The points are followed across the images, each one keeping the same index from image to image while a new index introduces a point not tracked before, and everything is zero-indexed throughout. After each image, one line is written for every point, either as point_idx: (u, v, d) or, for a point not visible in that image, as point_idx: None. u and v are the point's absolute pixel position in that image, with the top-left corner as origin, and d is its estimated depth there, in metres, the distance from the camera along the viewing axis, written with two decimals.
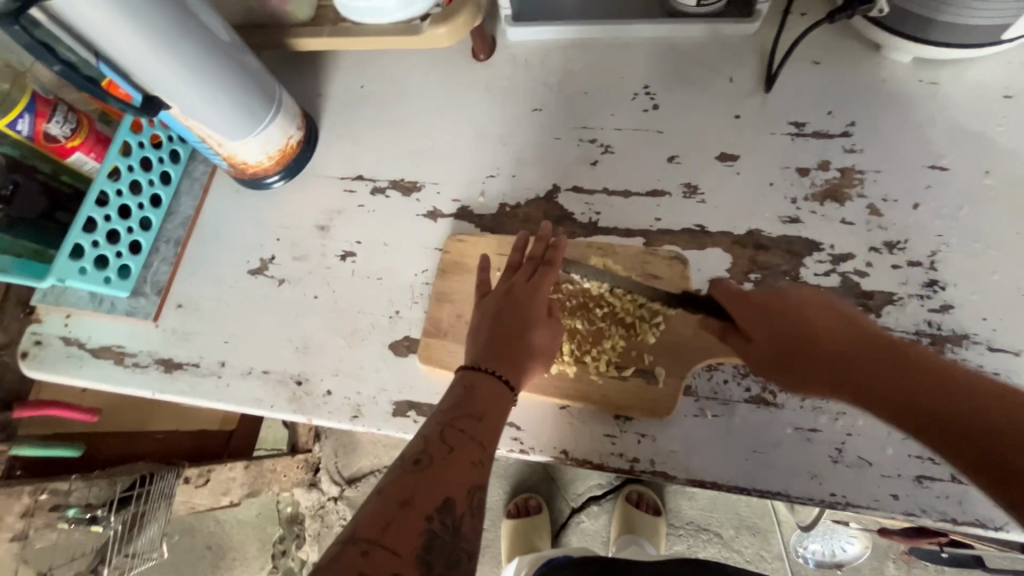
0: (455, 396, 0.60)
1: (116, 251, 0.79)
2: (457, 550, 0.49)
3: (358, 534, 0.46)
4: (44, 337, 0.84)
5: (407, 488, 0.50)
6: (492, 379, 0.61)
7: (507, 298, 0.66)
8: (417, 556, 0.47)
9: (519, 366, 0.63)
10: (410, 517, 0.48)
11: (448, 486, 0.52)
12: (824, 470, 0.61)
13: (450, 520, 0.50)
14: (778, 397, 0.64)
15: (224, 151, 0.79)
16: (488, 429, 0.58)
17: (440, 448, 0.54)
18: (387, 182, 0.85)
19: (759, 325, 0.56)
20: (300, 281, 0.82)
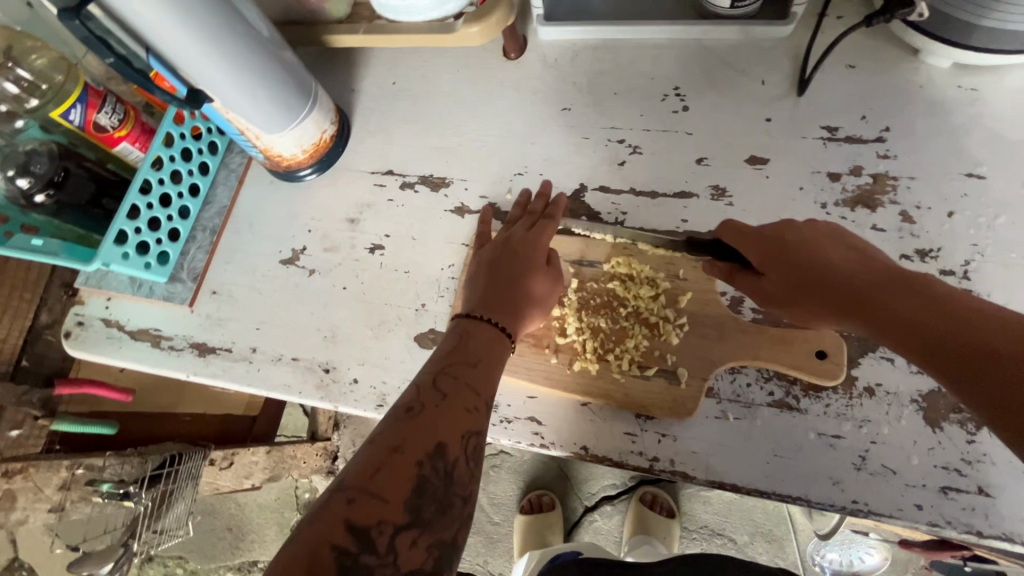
0: (451, 343, 0.62)
1: (156, 238, 0.82)
2: (451, 496, 0.51)
3: (346, 481, 0.49)
4: (86, 318, 0.88)
5: (398, 435, 0.52)
6: (489, 327, 0.64)
7: (506, 251, 0.69)
8: (406, 503, 0.49)
9: (515, 315, 0.66)
10: (399, 463, 0.50)
11: (440, 431, 0.53)
12: (846, 478, 0.61)
13: (443, 465, 0.52)
14: (802, 401, 0.64)
15: (261, 144, 0.81)
16: (483, 373, 0.60)
17: (433, 395, 0.56)
18: (416, 178, 0.87)
19: (772, 261, 0.59)
20: (330, 272, 0.84)
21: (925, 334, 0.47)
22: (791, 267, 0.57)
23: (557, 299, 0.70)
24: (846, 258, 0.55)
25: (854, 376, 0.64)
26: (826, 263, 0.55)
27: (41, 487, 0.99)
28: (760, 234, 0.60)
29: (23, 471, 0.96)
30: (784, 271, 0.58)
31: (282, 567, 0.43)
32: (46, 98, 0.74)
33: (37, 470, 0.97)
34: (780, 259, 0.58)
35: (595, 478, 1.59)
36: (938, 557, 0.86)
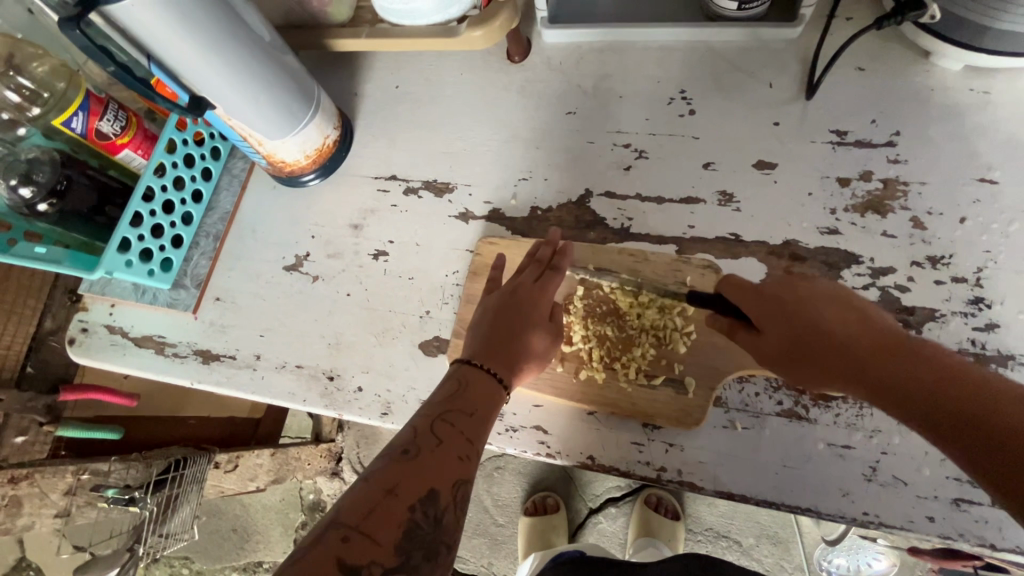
0: (449, 389, 0.61)
1: (159, 245, 0.82)
2: (438, 544, 0.49)
3: (339, 519, 0.47)
4: (90, 325, 0.88)
5: (392, 477, 0.50)
6: (487, 377, 0.62)
7: (512, 298, 0.67)
8: (398, 547, 0.47)
9: (514, 366, 0.64)
10: (392, 506, 0.48)
11: (434, 479, 0.51)
12: (856, 488, 0.60)
13: (432, 511, 0.50)
14: (811, 411, 0.63)
15: (263, 150, 0.81)
16: (478, 424, 0.58)
17: (429, 440, 0.54)
18: (420, 183, 0.86)
19: (771, 319, 0.56)
20: (334, 278, 0.83)
21: (932, 407, 0.44)
22: (790, 326, 0.55)
23: (556, 353, 0.68)
24: (844, 322, 0.52)
25: None
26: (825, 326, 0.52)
27: (47, 492, 0.99)
28: (759, 291, 0.58)
29: (29, 476, 0.95)
30: (781, 330, 0.55)
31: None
32: (48, 106, 0.73)
33: (44, 475, 0.97)
34: (777, 318, 0.56)
35: (600, 480, 1.59)
36: (948, 564, 0.86)
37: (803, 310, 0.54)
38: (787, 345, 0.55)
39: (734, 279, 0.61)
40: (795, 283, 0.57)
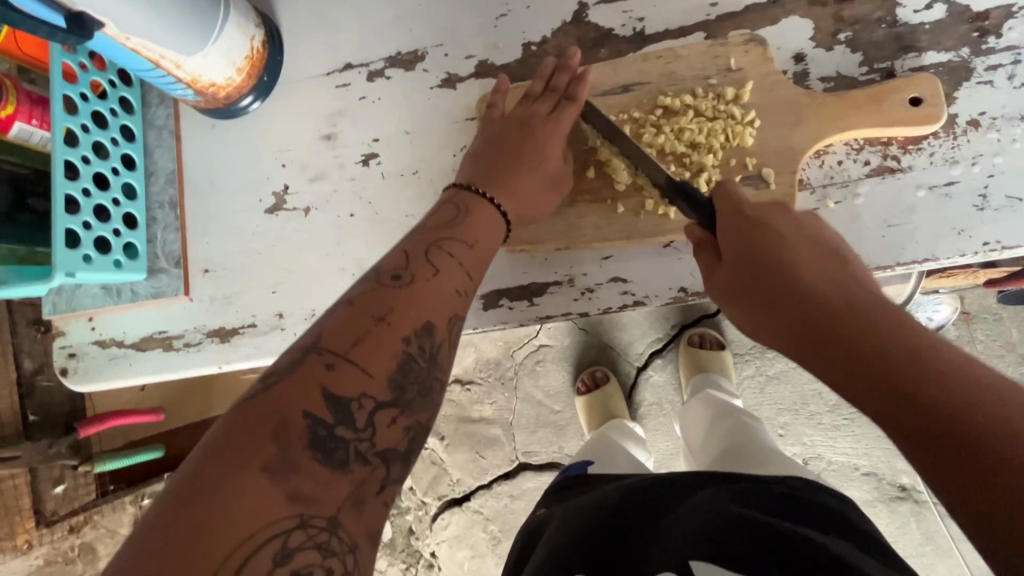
0: (448, 215, 0.53)
1: (113, 229, 0.68)
2: (434, 379, 0.42)
3: (322, 344, 0.39)
4: (77, 348, 0.76)
5: (385, 303, 0.43)
6: (488, 205, 0.56)
7: (517, 123, 0.61)
8: (391, 380, 0.40)
9: (520, 196, 0.58)
10: (385, 335, 0.41)
11: (430, 311, 0.44)
12: (971, 223, 0.56)
13: (429, 345, 0.43)
14: (902, 160, 0.58)
15: (185, 75, 0.64)
16: (477, 257, 0.51)
17: (425, 268, 0.47)
18: (382, 62, 0.72)
19: (736, 245, 0.49)
20: (327, 204, 0.72)
21: (852, 355, 0.38)
22: (747, 254, 0.48)
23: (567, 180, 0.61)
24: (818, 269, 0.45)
25: (954, 116, 0.57)
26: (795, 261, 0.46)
27: (116, 529, 0.96)
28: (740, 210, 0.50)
29: (89, 521, 0.95)
30: (740, 255, 0.49)
31: (243, 428, 0.35)
32: None
33: (105, 516, 0.95)
34: (746, 240, 0.49)
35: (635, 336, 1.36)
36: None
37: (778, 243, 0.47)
38: (745, 273, 0.48)
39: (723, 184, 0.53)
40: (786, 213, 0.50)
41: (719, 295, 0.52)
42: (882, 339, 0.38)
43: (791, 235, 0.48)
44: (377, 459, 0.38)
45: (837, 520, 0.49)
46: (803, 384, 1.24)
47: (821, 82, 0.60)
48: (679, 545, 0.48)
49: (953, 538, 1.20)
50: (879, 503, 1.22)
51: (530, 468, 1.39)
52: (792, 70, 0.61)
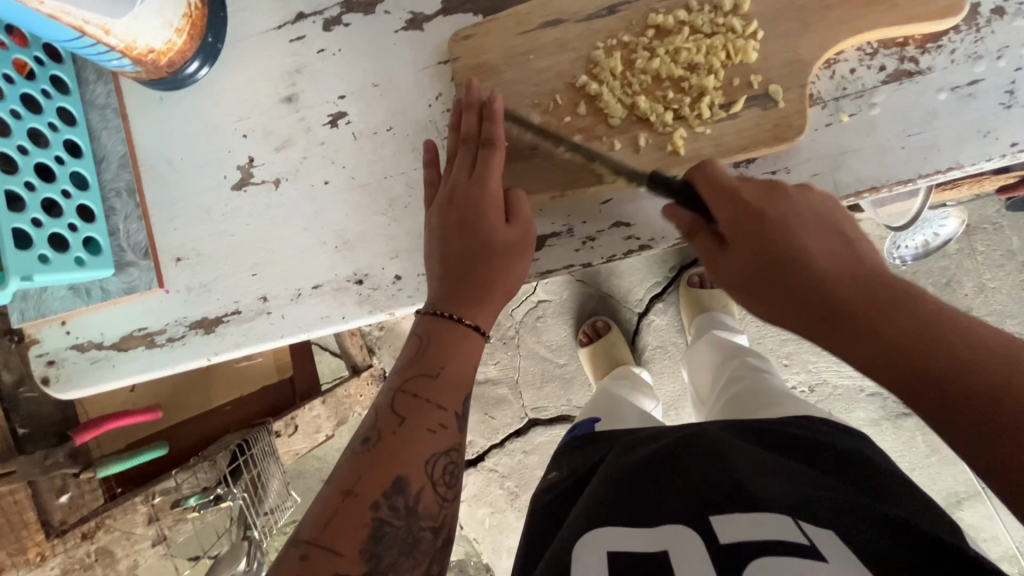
0: (411, 348, 0.50)
1: (68, 225, 0.62)
2: (417, 532, 0.44)
3: (300, 533, 0.42)
4: (55, 354, 0.72)
5: (353, 473, 0.44)
6: (455, 324, 0.50)
7: (451, 213, 0.54)
8: (363, 551, 0.42)
9: (484, 292, 0.51)
10: (354, 508, 0.42)
11: (399, 466, 0.44)
12: (997, 123, 0.52)
13: (402, 502, 0.43)
14: (921, 61, 0.53)
15: (117, 42, 0.57)
16: (446, 385, 0.48)
17: (390, 421, 0.46)
18: (338, 8, 0.65)
19: (744, 231, 0.47)
20: (298, 173, 0.66)
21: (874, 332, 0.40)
22: (758, 248, 0.47)
23: (522, 258, 0.53)
24: (826, 247, 0.45)
25: (975, 5, 0.52)
26: (806, 247, 0.45)
27: (131, 530, 0.94)
28: (740, 195, 0.48)
29: (102, 525, 0.90)
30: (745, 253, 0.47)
31: None
32: None
33: (117, 519, 0.91)
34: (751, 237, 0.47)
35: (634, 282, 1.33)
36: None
37: (784, 233, 0.46)
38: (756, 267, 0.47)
39: (708, 165, 0.50)
40: (782, 187, 0.48)
41: (726, 286, 0.49)
42: (900, 321, 0.39)
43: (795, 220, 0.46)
44: None
45: (853, 464, 0.54)
46: None
47: None
48: (707, 502, 0.49)
49: None
50: (884, 421, 1.23)
51: (541, 424, 1.38)
52: None
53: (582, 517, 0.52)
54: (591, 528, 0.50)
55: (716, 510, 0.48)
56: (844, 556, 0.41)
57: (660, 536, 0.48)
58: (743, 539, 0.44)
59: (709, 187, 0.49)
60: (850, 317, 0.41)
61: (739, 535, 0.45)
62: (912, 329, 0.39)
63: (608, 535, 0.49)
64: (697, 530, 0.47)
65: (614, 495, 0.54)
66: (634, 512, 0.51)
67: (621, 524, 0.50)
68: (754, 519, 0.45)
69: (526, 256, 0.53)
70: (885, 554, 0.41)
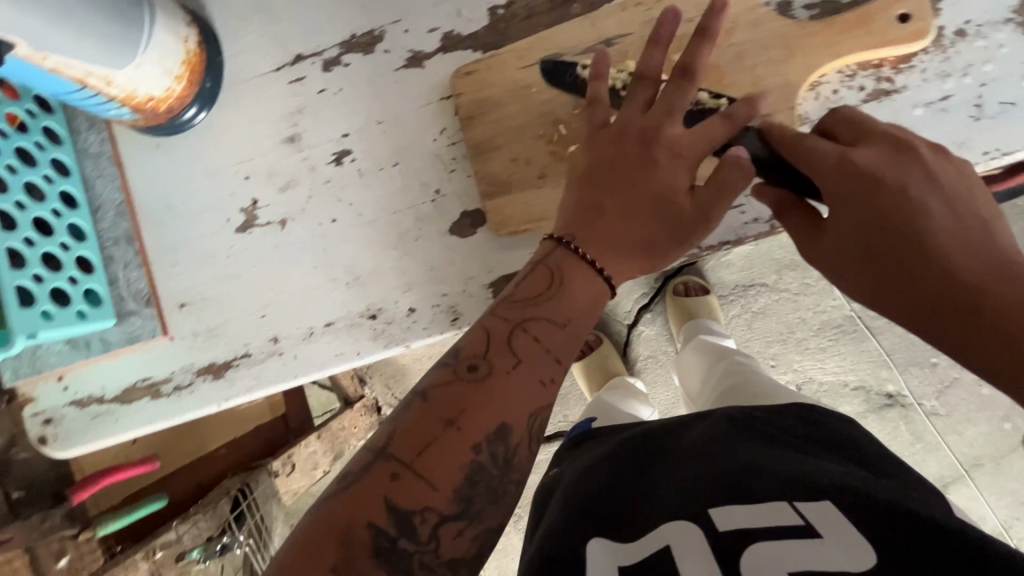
0: (536, 285, 0.48)
1: (68, 278, 0.61)
2: (506, 485, 0.42)
3: (390, 449, 0.40)
4: (52, 412, 0.69)
5: (456, 403, 0.42)
6: (584, 268, 0.49)
7: (635, 152, 0.52)
8: (455, 492, 0.40)
9: (626, 251, 0.50)
10: (453, 441, 0.41)
11: (503, 410, 0.43)
12: (969, 135, 0.56)
13: (502, 451, 0.42)
14: (896, 80, 0.57)
15: (118, 92, 0.56)
16: (569, 337, 0.47)
17: (504, 358, 0.44)
18: (337, 48, 0.66)
19: (849, 216, 0.46)
20: (305, 212, 0.66)
21: (943, 289, 0.43)
22: (866, 219, 0.45)
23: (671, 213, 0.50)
24: (945, 231, 0.44)
25: (940, 28, 0.57)
26: (919, 226, 0.44)
27: None
28: (841, 179, 0.46)
29: None
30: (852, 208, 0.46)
31: (306, 549, 0.36)
32: None
33: None
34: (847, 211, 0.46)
35: (622, 294, 1.36)
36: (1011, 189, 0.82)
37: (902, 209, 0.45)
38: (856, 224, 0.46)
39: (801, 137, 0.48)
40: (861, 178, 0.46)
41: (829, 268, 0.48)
42: (988, 275, 0.42)
43: (901, 193, 0.45)
44: (444, 569, 0.39)
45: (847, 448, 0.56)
46: (789, 314, 1.26)
47: (805, 10, 0.58)
48: (698, 490, 0.50)
49: (940, 434, 1.26)
50: (869, 414, 1.27)
51: None
52: None
53: (578, 514, 0.53)
54: (596, 537, 0.50)
55: (715, 501, 0.48)
56: (843, 534, 0.42)
57: (653, 536, 0.47)
58: (744, 527, 0.45)
59: (798, 152, 0.48)
60: (969, 302, 0.41)
61: (739, 522, 0.45)
62: (971, 283, 0.42)
63: (607, 544, 0.48)
64: (698, 523, 0.46)
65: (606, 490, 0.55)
66: (639, 516, 0.51)
67: (612, 533, 0.50)
68: (754, 513, 0.45)
69: (682, 239, 0.50)
70: (869, 521, 0.42)
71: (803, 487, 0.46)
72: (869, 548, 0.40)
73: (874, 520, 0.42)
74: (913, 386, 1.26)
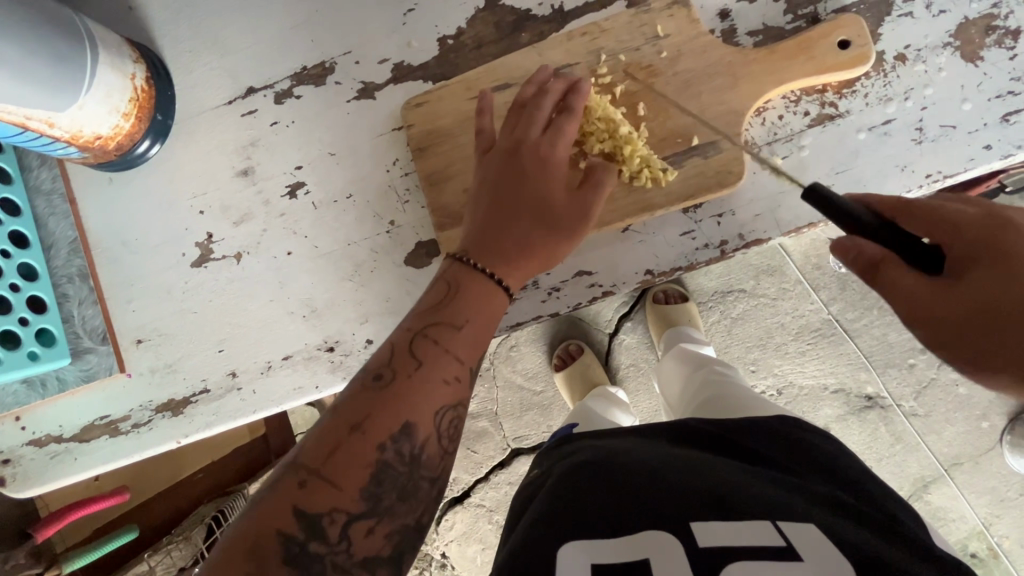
0: (437, 294, 0.47)
1: (19, 320, 0.61)
2: (416, 480, 0.41)
3: (300, 459, 0.39)
4: (10, 453, 0.68)
5: (362, 409, 0.41)
6: (480, 276, 0.48)
7: (512, 166, 0.52)
8: (364, 490, 0.39)
9: (518, 253, 0.49)
10: (359, 446, 0.40)
11: (408, 411, 0.42)
12: (912, 158, 0.56)
13: (408, 448, 0.41)
14: (840, 105, 0.58)
15: (62, 133, 0.56)
16: (470, 337, 0.46)
17: (406, 363, 0.43)
18: (289, 80, 0.66)
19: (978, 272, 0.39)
20: (260, 245, 0.66)
21: None
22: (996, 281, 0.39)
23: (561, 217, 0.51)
24: None
25: (881, 52, 0.58)
26: None
27: None
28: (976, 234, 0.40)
29: None
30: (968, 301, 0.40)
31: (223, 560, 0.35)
32: None
33: None
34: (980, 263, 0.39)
35: (602, 304, 1.36)
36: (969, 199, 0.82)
37: None
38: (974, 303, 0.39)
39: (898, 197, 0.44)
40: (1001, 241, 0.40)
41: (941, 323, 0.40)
42: None
43: None
44: (356, 569, 0.38)
45: (838, 468, 0.55)
46: (767, 320, 1.27)
47: (749, 36, 0.60)
48: (693, 499, 0.48)
49: (920, 435, 1.26)
50: (849, 416, 1.28)
51: (523, 453, 1.38)
52: (719, 27, 0.60)
53: (560, 512, 0.50)
54: (572, 540, 0.47)
55: (703, 515, 0.46)
56: (824, 557, 0.41)
57: (635, 545, 0.45)
58: (725, 544, 0.43)
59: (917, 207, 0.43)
60: None
61: (721, 539, 0.44)
62: None
63: (589, 548, 0.46)
64: (683, 541, 0.44)
65: (594, 486, 0.52)
66: (620, 518, 0.48)
67: (600, 534, 0.47)
68: (739, 526, 0.45)
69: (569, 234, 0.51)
70: (853, 550, 0.41)
71: (786, 509, 0.46)
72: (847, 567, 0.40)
73: (863, 554, 0.41)
74: (892, 388, 1.26)
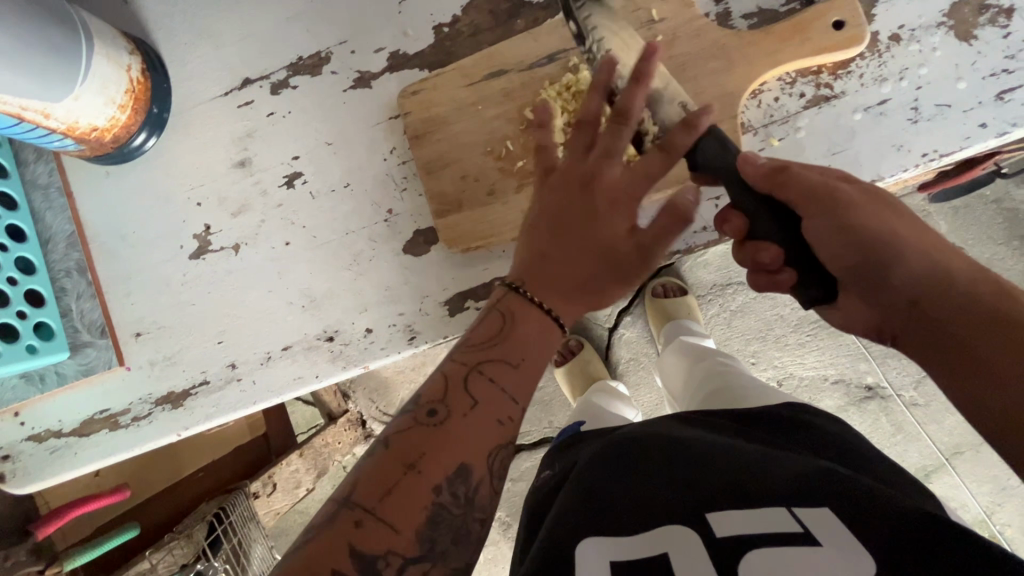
0: (491, 326, 0.45)
1: (17, 312, 0.60)
2: (470, 521, 0.39)
3: (353, 496, 0.37)
4: (8, 449, 0.68)
5: (416, 446, 0.39)
6: (535, 312, 0.46)
7: (564, 193, 0.49)
8: (419, 532, 0.37)
9: (571, 289, 0.47)
10: (415, 485, 0.38)
11: (465, 451, 0.40)
12: (908, 137, 0.56)
13: (463, 490, 0.39)
14: (835, 86, 0.58)
15: (59, 124, 0.56)
16: (524, 377, 0.44)
17: (461, 400, 0.42)
18: (284, 71, 0.66)
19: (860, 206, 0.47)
20: (258, 237, 0.66)
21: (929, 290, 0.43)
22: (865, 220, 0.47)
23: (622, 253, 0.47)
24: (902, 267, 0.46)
25: (874, 33, 0.58)
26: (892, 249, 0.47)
27: None
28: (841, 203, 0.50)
29: None
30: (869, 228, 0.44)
31: None
32: None
33: None
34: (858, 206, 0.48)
35: None
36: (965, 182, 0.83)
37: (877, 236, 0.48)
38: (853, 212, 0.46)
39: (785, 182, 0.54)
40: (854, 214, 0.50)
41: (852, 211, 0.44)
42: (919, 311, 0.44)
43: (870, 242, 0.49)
44: None
45: (850, 453, 0.54)
46: (766, 311, 1.27)
47: (743, 20, 0.60)
48: (711, 485, 0.48)
49: (921, 424, 1.26)
50: (850, 407, 1.28)
51: (525, 449, 1.37)
52: (714, 11, 0.60)
53: (578, 507, 0.50)
54: (591, 534, 0.47)
55: (715, 505, 0.46)
56: (836, 538, 0.40)
57: (653, 537, 0.45)
58: (743, 533, 0.43)
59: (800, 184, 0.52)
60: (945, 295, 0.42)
61: (738, 527, 0.43)
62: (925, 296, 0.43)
63: (606, 541, 0.46)
64: (698, 530, 0.44)
65: (605, 480, 0.52)
66: (642, 509, 0.48)
67: (620, 526, 0.47)
68: (752, 513, 0.44)
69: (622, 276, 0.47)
70: (869, 521, 0.40)
71: (800, 486, 0.45)
72: (866, 552, 0.39)
73: (883, 523, 0.40)
74: (892, 377, 1.26)
